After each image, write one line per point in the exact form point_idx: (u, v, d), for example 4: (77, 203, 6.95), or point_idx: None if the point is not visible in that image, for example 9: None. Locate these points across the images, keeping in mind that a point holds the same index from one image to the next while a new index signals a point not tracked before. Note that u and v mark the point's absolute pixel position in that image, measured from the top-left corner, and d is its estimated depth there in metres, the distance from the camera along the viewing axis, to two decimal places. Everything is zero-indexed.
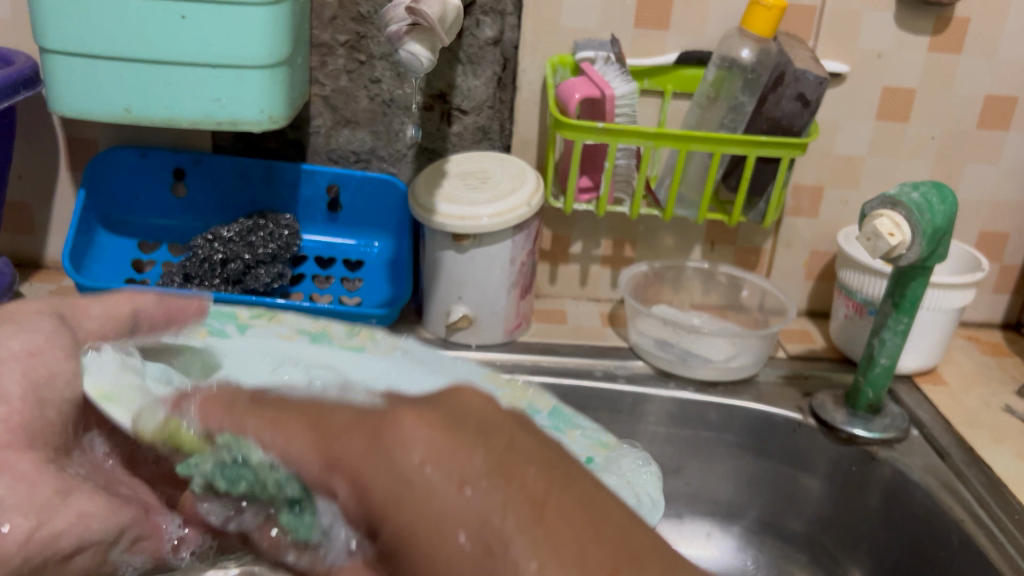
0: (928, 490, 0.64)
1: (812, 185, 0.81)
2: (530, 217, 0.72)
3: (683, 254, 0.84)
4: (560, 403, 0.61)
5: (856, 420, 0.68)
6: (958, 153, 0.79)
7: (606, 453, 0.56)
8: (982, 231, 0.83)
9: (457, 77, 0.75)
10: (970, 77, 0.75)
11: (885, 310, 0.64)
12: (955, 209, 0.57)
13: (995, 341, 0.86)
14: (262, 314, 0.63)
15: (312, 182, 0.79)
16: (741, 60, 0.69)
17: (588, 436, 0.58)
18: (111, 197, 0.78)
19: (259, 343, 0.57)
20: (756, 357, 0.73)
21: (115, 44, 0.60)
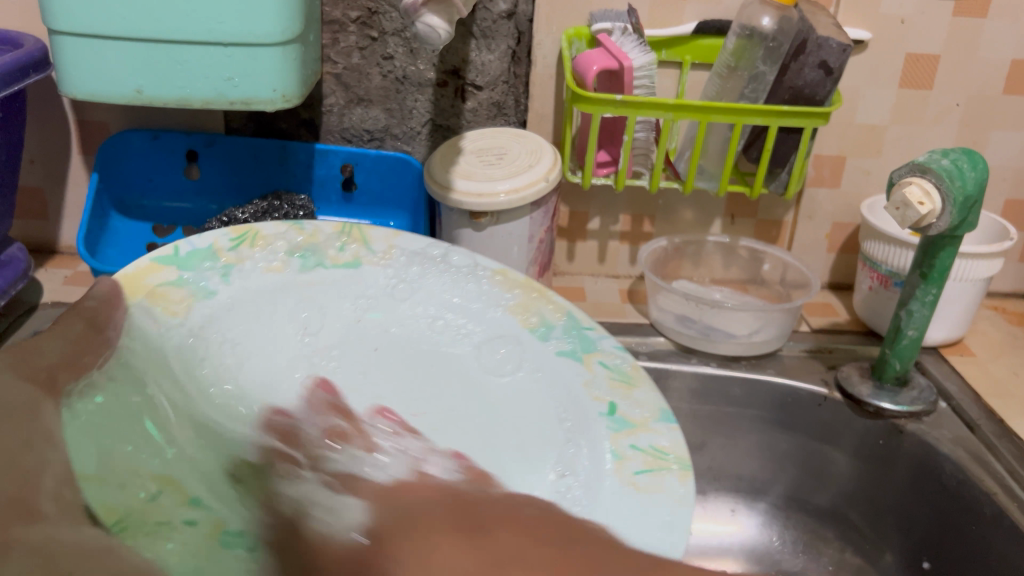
0: (959, 463, 0.63)
1: (833, 155, 0.79)
2: (548, 193, 0.71)
3: (702, 228, 0.83)
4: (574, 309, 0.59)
5: (882, 393, 0.67)
6: (984, 120, 0.78)
7: (625, 391, 0.53)
8: (1008, 199, 0.82)
9: (471, 52, 0.74)
10: (996, 42, 0.74)
11: (913, 281, 0.63)
12: (985, 175, 0.56)
13: (1021, 311, 0.84)
14: (242, 238, 0.60)
15: (326, 162, 0.78)
16: (762, 28, 0.67)
17: (607, 364, 0.55)
18: (125, 181, 0.77)
19: (238, 290, 0.57)
20: (780, 331, 0.73)
21: (125, 24, 0.59)
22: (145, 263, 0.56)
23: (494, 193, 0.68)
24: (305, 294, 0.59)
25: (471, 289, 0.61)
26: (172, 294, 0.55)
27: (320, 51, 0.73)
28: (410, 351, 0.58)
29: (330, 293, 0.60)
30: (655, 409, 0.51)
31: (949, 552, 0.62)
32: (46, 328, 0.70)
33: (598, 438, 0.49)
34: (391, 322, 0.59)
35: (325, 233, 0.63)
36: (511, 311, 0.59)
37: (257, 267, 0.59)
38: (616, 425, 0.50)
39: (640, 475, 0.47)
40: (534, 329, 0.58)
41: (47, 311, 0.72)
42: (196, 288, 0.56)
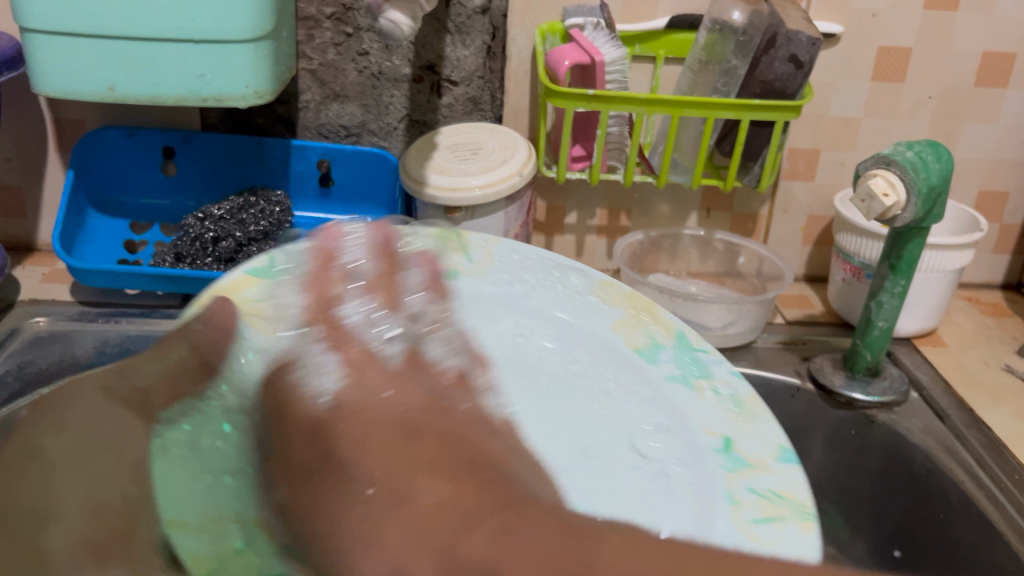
0: (928, 453, 0.64)
1: (808, 148, 0.80)
2: (523, 188, 0.71)
3: (679, 222, 0.83)
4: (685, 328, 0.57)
5: (854, 384, 0.68)
6: (956, 113, 0.78)
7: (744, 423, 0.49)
8: (982, 191, 0.83)
9: (446, 47, 0.75)
10: (967, 35, 0.74)
11: (882, 273, 0.64)
12: (950, 167, 0.56)
13: (995, 301, 0.85)
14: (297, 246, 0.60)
15: (303, 158, 0.78)
16: (732, 22, 0.68)
17: (720, 392, 0.51)
18: (102, 178, 0.77)
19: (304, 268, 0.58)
20: (754, 323, 0.73)
21: (95, 21, 0.59)
22: (241, 276, 0.57)
23: (468, 187, 0.68)
24: (357, 315, 0.56)
25: (579, 304, 0.59)
26: (252, 292, 0.56)
27: (295, 48, 0.73)
28: (546, 379, 0.54)
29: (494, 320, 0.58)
30: (775, 446, 0.47)
31: (916, 539, 0.63)
32: (22, 325, 0.71)
33: (711, 473, 0.46)
34: (553, 307, 0.59)
35: (424, 238, 0.62)
36: (619, 325, 0.58)
37: (475, 274, 0.61)
38: (731, 463, 0.46)
39: (758, 521, 0.42)
40: (643, 351, 0.55)
41: (23, 309, 0.72)
42: (266, 276, 0.58)
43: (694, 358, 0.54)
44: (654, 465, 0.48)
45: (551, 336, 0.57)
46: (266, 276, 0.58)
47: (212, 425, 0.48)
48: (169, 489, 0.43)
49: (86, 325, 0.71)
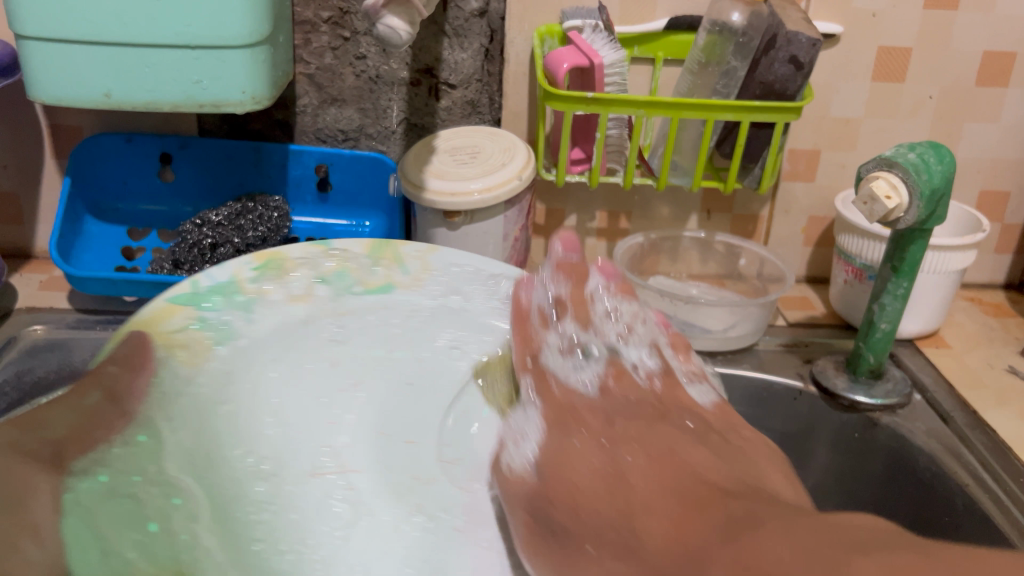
0: (932, 456, 0.63)
1: (808, 149, 0.79)
2: (522, 192, 0.71)
3: (679, 224, 0.83)
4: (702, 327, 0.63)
5: (857, 387, 0.67)
6: (957, 112, 0.78)
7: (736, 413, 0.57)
8: (983, 191, 0.82)
9: (443, 50, 0.74)
10: (967, 34, 0.74)
11: (884, 275, 0.63)
12: (952, 169, 0.56)
13: (997, 302, 0.85)
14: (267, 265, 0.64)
15: (301, 163, 0.78)
16: (731, 23, 0.68)
17: (604, 392, 0.58)
18: (98, 185, 0.77)
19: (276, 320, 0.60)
20: (756, 326, 0.73)
21: (92, 27, 0.59)
22: (161, 306, 0.58)
23: (467, 192, 0.67)
24: (333, 328, 0.61)
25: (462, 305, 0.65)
26: (194, 335, 0.57)
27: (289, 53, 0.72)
28: (422, 376, 0.60)
29: (311, 340, 0.60)
30: (777, 446, 0.56)
31: None
32: (20, 333, 0.70)
33: (647, 453, 0.53)
34: (417, 356, 0.61)
35: (357, 253, 0.67)
36: (614, 307, 0.65)
37: (283, 299, 0.62)
38: (715, 441, 0.55)
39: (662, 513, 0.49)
40: (576, 361, 0.63)
41: (21, 316, 0.72)
42: (218, 330, 0.58)
43: (651, 335, 0.65)
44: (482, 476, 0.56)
45: (458, 340, 0.63)
46: (201, 314, 0.59)
47: (162, 497, 0.47)
48: (75, 546, 0.41)
49: (83, 333, 0.70)
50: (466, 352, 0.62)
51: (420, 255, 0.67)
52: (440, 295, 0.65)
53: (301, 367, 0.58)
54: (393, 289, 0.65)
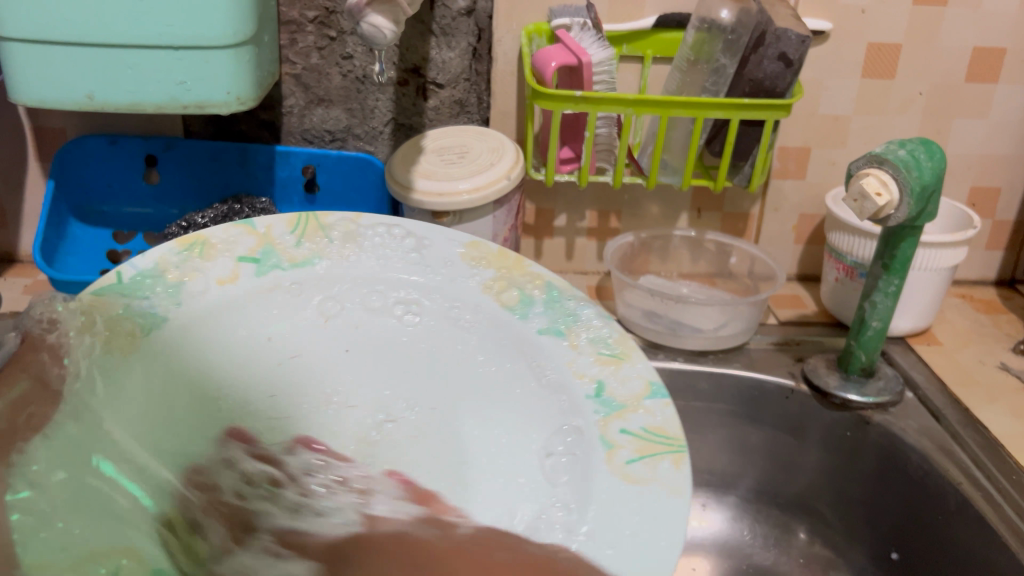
0: (925, 454, 0.63)
1: (798, 147, 0.79)
2: (511, 191, 0.70)
3: (669, 222, 0.82)
4: (553, 280, 0.57)
5: (849, 385, 0.67)
6: (946, 109, 0.78)
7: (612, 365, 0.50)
8: (973, 187, 0.82)
9: (431, 50, 0.74)
10: (957, 30, 0.74)
11: (875, 273, 0.63)
12: (943, 165, 0.56)
13: (988, 298, 0.85)
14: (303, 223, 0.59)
15: (287, 164, 0.77)
16: (721, 21, 0.67)
17: (591, 336, 0.52)
18: (83, 188, 0.76)
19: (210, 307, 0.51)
20: (747, 325, 0.72)
21: (74, 29, 0.58)
22: (237, 228, 0.57)
23: (456, 192, 0.67)
24: (290, 294, 0.54)
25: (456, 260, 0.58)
26: (224, 271, 0.54)
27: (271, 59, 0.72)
28: (386, 356, 0.53)
29: (244, 316, 0.52)
30: (646, 382, 0.48)
31: (920, 544, 0.62)
32: None
33: (585, 416, 0.46)
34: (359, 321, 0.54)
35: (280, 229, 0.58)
36: (487, 286, 0.56)
37: (209, 280, 0.53)
38: (604, 407, 0.46)
39: (633, 462, 0.42)
40: (513, 308, 0.54)
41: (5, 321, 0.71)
42: (145, 316, 0.49)
43: (564, 310, 0.54)
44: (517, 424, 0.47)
45: (412, 297, 0.55)
46: (128, 299, 0.50)
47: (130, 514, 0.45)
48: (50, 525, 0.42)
49: None
50: (457, 320, 0.54)
51: (347, 225, 0.59)
52: (384, 251, 0.58)
53: (315, 326, 0.53)
54: (319, 262, 0.57)
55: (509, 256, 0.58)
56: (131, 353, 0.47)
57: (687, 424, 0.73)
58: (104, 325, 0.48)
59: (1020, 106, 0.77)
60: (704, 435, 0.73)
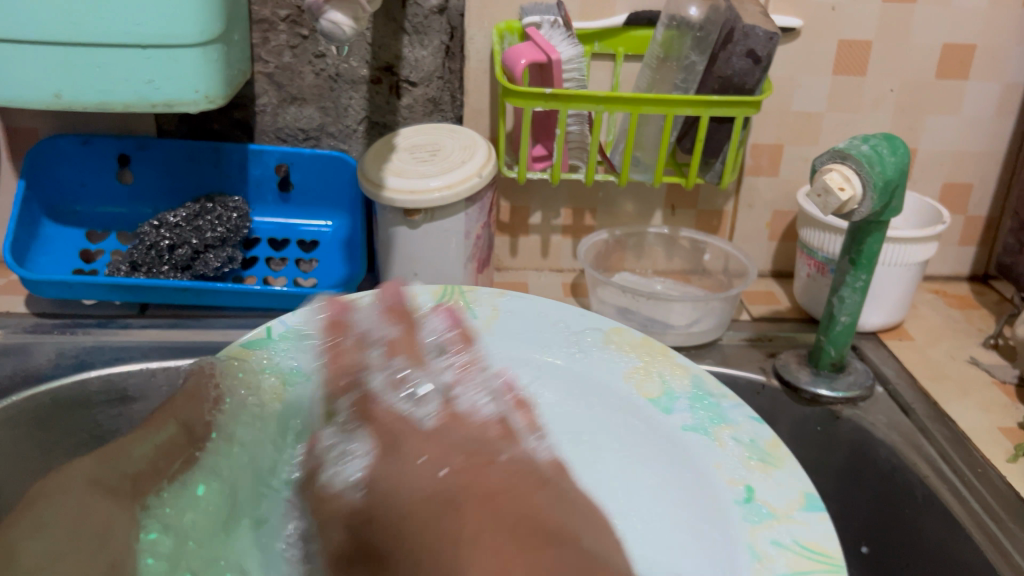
0: (893, 448, 0.63)
1: (771, 144, 0.79)
2: (483, 189, 0.70)
3: (644, 220, 0.83)
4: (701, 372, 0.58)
5: (819, 380, 0.67)
6: (918, 105, 0.78)
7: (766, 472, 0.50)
8: (946, 183, 0.82)
9: (403, 48, 0.74)
10: (927, 27, 0.74)
11: (843, 268, 0.63)
12: (906, 161, 0.56)
13: (962, 294, 0.85)
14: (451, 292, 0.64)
15: (261, 162, 0.77)
16: (690, 18, 0.67)
17: (740, 437, 0.52)
18: (56, 187, 0.76)
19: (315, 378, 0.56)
20: (720, 321, 0.73)
21: (39, 28, 0.58)
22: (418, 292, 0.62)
23: (427, 189, 0.67)
24: (431, 356, 0.58)
25: (554, 336, 0.62)
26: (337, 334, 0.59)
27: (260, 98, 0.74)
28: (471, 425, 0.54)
29: None
30: (800, 494, 0.48)
31: (887, 538, 0.62)
32: None
33: (734, 528, 0.47)
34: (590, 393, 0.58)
35: (426, 297, 0.63)
36: (631, 373, 0.58)
37: None
38: (755, 516, 0.47)
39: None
40: (657, 400, 0.56)
41: None
42: (282, 370, 0.57)
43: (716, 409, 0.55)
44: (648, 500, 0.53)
45: (546, 367, 0.59)
46: (264, 360, 0.57)
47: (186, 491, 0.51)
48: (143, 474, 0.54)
49: (38, 337, 0.69)
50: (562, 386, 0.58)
51: (490, 299, 0.64)
52: (512, 342, 0.61)
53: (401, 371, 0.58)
54: (459, 331, 0.61)
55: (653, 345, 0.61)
56: (270, 405, 0.55)
57: None
58: (251, 377, 0.56)
59: (991, 102, 0.78)
60: None
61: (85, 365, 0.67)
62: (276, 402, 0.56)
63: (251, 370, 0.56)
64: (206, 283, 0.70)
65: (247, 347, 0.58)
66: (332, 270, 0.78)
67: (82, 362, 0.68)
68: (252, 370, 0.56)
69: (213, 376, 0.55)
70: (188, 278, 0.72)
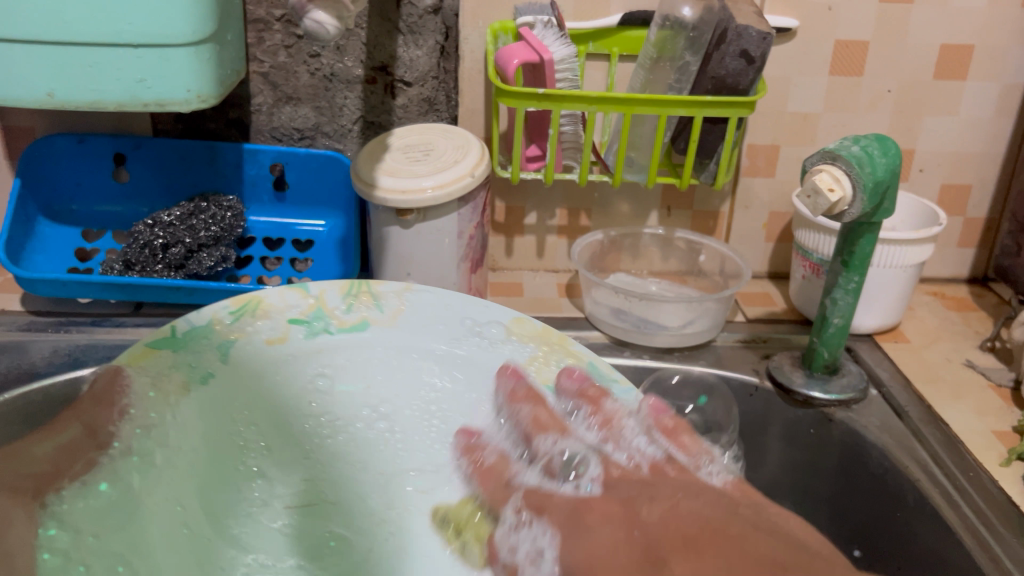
0: (884, 450, 0.63)
1: (767, 144, 0.79)
2: (476, 189, 0.70)
3: (639, 221, 0.82)
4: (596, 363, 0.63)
5: (813, 382, 0.67)
6: (916, 106, 0.78)
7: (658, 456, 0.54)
8: (944, 184, 0.82)
9: (398, 48, 0.74)
10: (924, 28, 0.74)
11: (835, 269, 0.63)
12: (897, 162, 0.56)
13: (960, 296, 0.84)
14: (356, 288, 0.66)
15: (256, 162, 0.77)
16: (683, 18, 0.67)
17: (642, 417, 0.57)
18: (52, 186, 0.76)
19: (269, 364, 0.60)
20: (714, 322, 0.72)
21: (31, 27, 0.58)
22: (286, 292, 0.64)
23: (420, 189, 0.67)
24: (324, 363, 0.61)
25: (453, 327, 0.65)
26: (284, 329, 0.62)
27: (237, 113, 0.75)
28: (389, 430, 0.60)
29: (302, 365, 0.61)
30: (701, 476, 0.53)
31: (879, 541, 0.62)
32: None
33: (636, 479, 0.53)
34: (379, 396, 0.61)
35: (333, 294, 0.65)
36: (531, 362, 0.63)
37: (257, 339, 0.61)
38: (657, 469, 0.53)
39: None
40: (551, 384, 0.61)
41: None
42: (193, 370, 0.58)
43: (603, 381, 0.61)
44: (487, 442, 0.59)
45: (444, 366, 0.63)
46: (180, 359, 0.58)
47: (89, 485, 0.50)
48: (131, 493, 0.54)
49: (34, 335, 0.70)
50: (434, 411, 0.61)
51: (397, 293, 0.66)
52: (428, 334, 0.64)
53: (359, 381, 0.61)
54: (369, 327, 0.64)
55: (552, 334, 0.65)
56: (184, 398, 0.57)
57: None
58: (163, 374, 0.57)
59: (989, 103, 0.77)
60: None
61: (80, 362, 0.68)
62: (203, 390, 0.57)
63: (165, 363, 0.57)
64: (199, 282, 0.71)
65: (153, 348, 0.58)
66: (327, 270, 0.78)
67: (77, 359, 0.69)
68: (171, 359, 0.58)
69: (125, 381, 0.55)
70: (182, 278, 0.72)
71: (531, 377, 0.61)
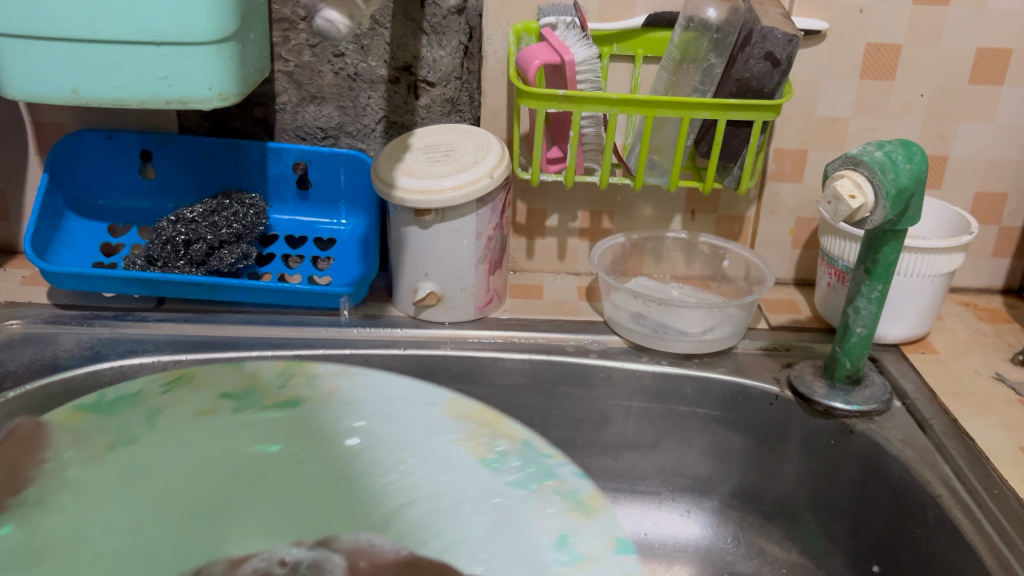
0: (905, 463, 0.61)
1: (795, 149, 0.78)
2: (495, 190, 0.70)
3: (663, 224, 0.82)
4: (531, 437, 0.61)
5: (835, 393, 0.66)
6: (950, 111, 0.76)
7: (588, 520, 0.54)
8: (978, 192, 0.80)
9: (422, 48, 0.74)
10: (958, 31, 0.72)
11: (859, 277, 0.61)
12: (922, 168, 0.54)
13: (993, 307, 0.82)
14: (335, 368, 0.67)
15: (279, 160, 0.78)
16: (707, 20, 0.66)
17: (565, 493, 0.56)
18: (80, 181, 0.77)
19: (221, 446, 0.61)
20: (735, 328, 0.71)
21: (56, 25, 0.59)
22: (264, 365, 0.67)
23: (438, 189, 0.67)
24: (297, 454, 0.61)
25: (419, 409, 0.63)
26: (202, 403, 0.64)
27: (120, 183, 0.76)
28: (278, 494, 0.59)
29: (316, 458, 0.60)
30: (613, 539, 0.53)
31: (898, 556, 0.60)
32: None
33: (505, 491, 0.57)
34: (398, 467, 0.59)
35: (267, 373, 0.67)
36: (463, 440, 0.60)
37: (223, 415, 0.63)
38: (526, 485, 0.57)
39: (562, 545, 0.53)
40: (489, 462, 0.59)
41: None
42: (119, 434, 0.61)
43: (542, 469, 0.58)
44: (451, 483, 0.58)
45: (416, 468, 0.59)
46: (107, 424, 0.62)
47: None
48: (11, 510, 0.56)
49: (58, 328, 0.71)
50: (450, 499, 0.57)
51: (333, 375, 0.66)
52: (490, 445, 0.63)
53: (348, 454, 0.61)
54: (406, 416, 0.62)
55: (490, 415, 0.62)
56: (102, 457, 0.59)
57: (670, 429, 0.72)
58: (89, 436, 0.61)
59: None
60: (688, 439, 0.72)
61: (100, 355, 0.68)
62: (121, 455, 0.60)
63: (90, 426, 0.61)
64: (220, 278, 0.71)
65: (79, 411, 0.62)
66: (348, 268, 0.78)
67: (97, 353, 0.69)
68: (98, 422, 0.61)
69: (45, 440, 0.60)
70: (203, 274, 0.73)
71: (490, 477, 0.57)
